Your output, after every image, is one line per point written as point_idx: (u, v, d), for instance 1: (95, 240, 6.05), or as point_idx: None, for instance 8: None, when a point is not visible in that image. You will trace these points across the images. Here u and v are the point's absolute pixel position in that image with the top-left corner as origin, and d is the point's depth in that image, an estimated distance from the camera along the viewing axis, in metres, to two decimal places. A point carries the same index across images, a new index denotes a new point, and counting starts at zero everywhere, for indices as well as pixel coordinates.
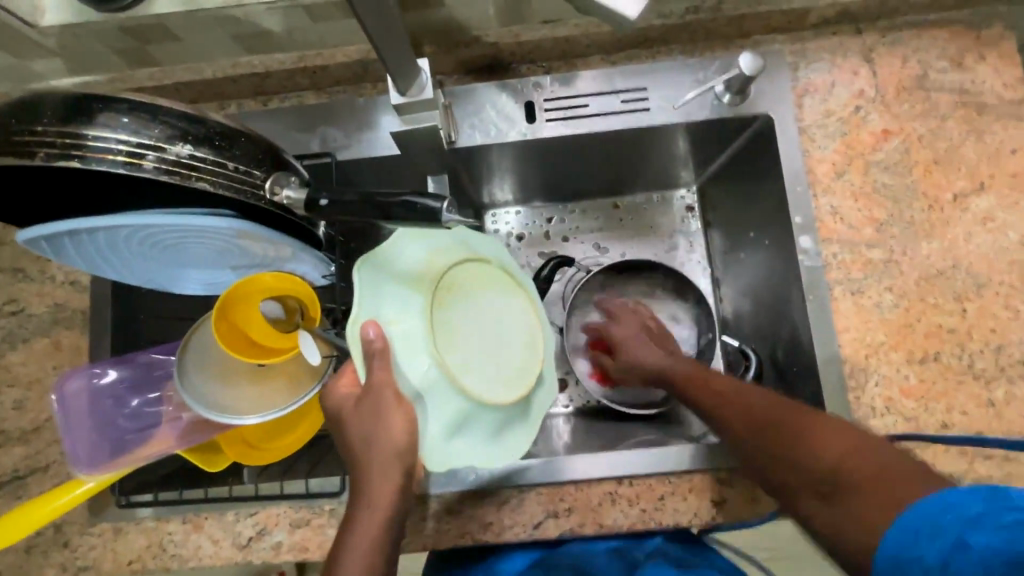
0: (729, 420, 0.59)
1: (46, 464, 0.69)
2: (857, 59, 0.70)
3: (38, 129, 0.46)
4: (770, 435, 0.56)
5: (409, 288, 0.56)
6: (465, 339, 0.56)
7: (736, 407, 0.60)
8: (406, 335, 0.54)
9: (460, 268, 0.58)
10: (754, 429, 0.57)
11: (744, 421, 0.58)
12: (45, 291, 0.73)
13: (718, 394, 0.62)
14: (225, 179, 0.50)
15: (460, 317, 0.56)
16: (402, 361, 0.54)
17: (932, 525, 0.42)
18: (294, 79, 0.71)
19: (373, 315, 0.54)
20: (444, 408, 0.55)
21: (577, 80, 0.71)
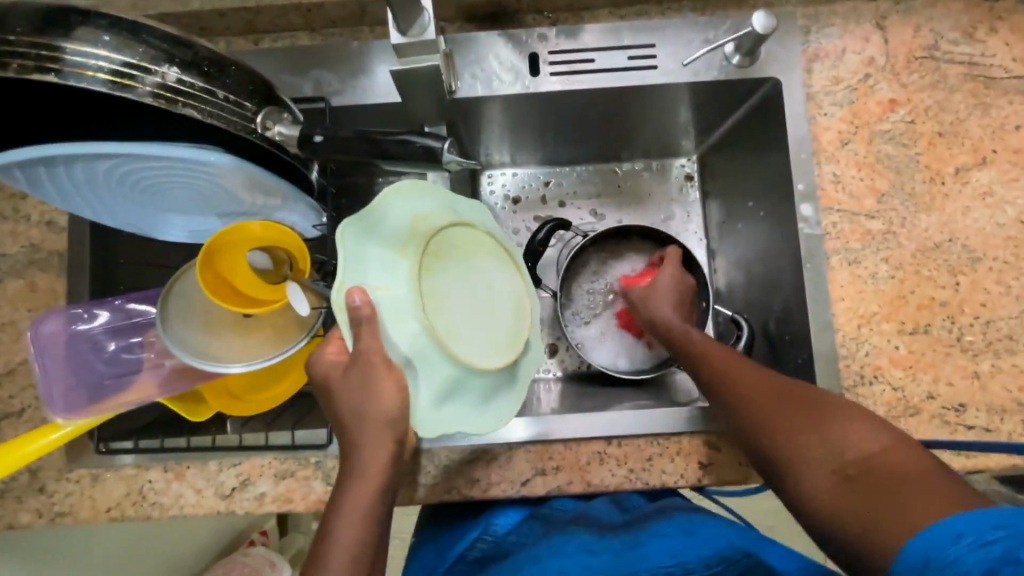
0: (745, 399, 0.55)
1: (20, 410, 0.66)
2: (869, 25, 0.69)
3: (9, 39, 0.42)
4: (793, 410, 0.52)
5: (395, 251, 0.54)
6: (451, 303, 0.54)
7: (755, 379, 0.56)
8: (393, 300, 0.52)
9: (447, 230, 0.56)
10: (775, 401, 0.54)
11: (761, 393, 0.55)
12: (19, 230, 0.69)
13: (735, 365, 0.59)
14: (214, 109, 0.47)
15: (448, 281, 0.55)
16: (389, 326, 0.52)
17: (974, 534, 0.38)
18: (288, 17, 0.68)
19: (358, 281, 0.52)
20: (434, 375, 0.54)
21: (583, 33, 0.69)
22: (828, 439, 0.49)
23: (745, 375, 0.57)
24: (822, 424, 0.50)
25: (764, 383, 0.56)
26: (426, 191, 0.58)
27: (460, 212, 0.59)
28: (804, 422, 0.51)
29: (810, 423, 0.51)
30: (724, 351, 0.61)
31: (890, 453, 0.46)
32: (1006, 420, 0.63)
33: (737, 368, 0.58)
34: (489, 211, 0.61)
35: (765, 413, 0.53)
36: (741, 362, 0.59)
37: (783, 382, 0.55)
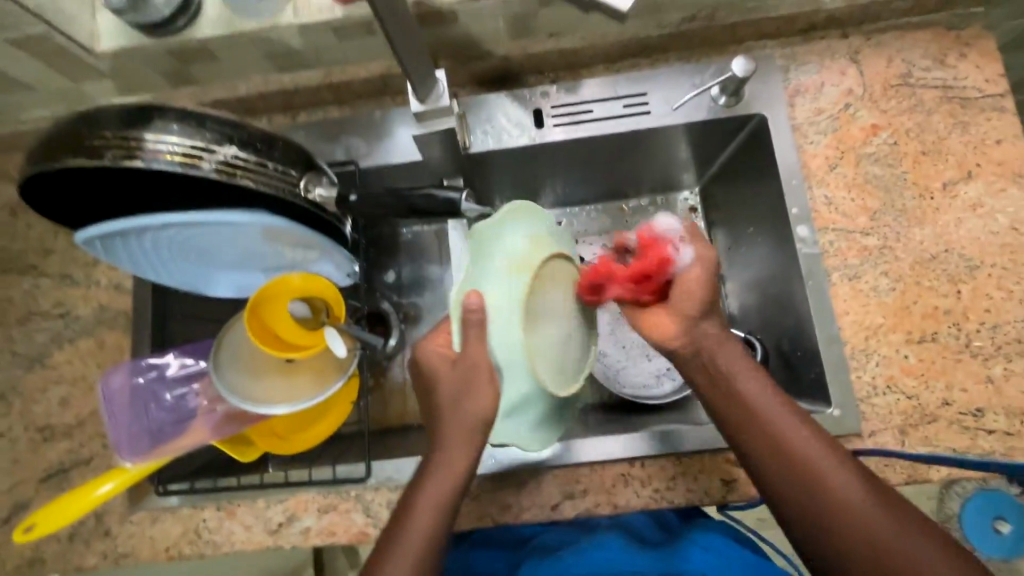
0: (829, 507, 0.52)
1: (89, 457, 0.73)
2: (844, 60, 0.75)
3: (104, 134, 0.51)
4: (857, 496, 0.52)
5: (514, 267, 0.57)
6: (549, 328, 0.58)
7: (834, 484, 0.52)
8: (502, 309, 0.56)
9: (558, 262, 0.60)
10: (842, 483, 0.53)
11: (832, 473, 0.53)
12: (90, 294, 0.78)
13: (802, 437, 0.54)
14: (266, 178, 0.56)
15: (552, 309, 0.58)
16: (494, 331, 0.55)
17: None
18: (320, 94, 0.77)
19: (475, 286, 0.57)
20: (514, 388, 0.58)
21: (581, 88, 0.77)
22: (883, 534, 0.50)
23: (814, 452, 0.54)
24: (880, 516, 0.51)
25: (833, 462, 0.53)
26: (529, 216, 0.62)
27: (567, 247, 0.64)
28: (866, 512, 0.51)
29: (872, 513, 0.51)
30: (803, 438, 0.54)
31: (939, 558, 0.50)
32: None
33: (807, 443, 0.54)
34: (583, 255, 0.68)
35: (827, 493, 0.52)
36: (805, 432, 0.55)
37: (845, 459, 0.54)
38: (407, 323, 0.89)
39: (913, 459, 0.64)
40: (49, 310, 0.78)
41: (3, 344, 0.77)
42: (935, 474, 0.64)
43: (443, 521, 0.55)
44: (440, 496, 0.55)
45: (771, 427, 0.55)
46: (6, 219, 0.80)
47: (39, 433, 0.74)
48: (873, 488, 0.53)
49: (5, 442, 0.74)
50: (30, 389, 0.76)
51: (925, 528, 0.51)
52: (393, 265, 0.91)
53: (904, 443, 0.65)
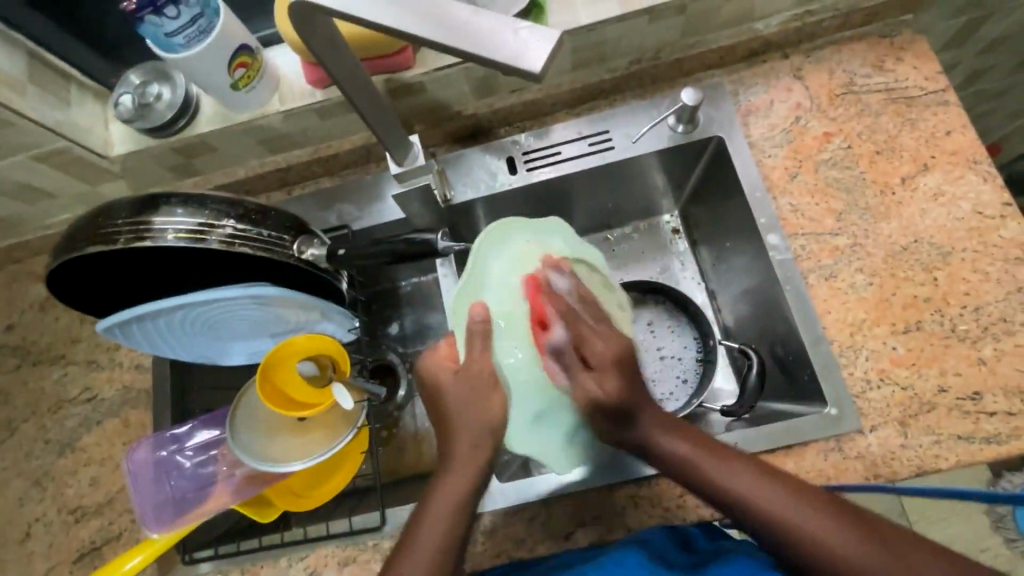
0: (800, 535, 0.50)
1: (118, 533, 0.76)
2: (788, 78, 0.80)
3: (118, 223, 0.58)
4: (842, 541, 0.49)
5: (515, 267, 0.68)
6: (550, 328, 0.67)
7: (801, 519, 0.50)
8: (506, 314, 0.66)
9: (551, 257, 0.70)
10: (838, 536, 0.49)
11: (794, 511, 0.50)
12: (114, 376, 0.84)
13: (752, 482, 0.52)
14: (262, 245, 0.61)
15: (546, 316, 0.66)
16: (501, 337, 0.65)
17: None
18: (311, 168, 0.84)
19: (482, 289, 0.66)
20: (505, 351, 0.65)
21: (550, 132, 0.83)
22: (858, 567, 0.48)
23: (769, 495, 0.51)
24: (852, 547, 0.48)
25: (793, 500, 0.51)
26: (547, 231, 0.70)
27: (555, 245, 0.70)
28: (835, 544, 0.49)
29: (842, 545, 0.48)
30: (752, 480, 0.52)
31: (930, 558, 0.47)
32: None
33: (764, 489, 0.52)
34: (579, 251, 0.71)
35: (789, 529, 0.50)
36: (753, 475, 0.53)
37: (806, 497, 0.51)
38: (414, 372, 0.92)
39: (919, 449, 0.64)
40: (77, 395, 0.83)
41: (37, 432, 0.82)
42: (945, 463, 0.64)
43: (450, 541, 0.53)
44: (454, 496, 0.54)
45: (718, 480, 0.53)
46: (37, 315, 0.87)
47: (72, 515, 0.78)
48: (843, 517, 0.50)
49: (40, 527, 0.78)
50: (62, 473, 0.80)
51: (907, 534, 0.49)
52: (396, 318, 0.96)
53: (908, 435, 0.65)
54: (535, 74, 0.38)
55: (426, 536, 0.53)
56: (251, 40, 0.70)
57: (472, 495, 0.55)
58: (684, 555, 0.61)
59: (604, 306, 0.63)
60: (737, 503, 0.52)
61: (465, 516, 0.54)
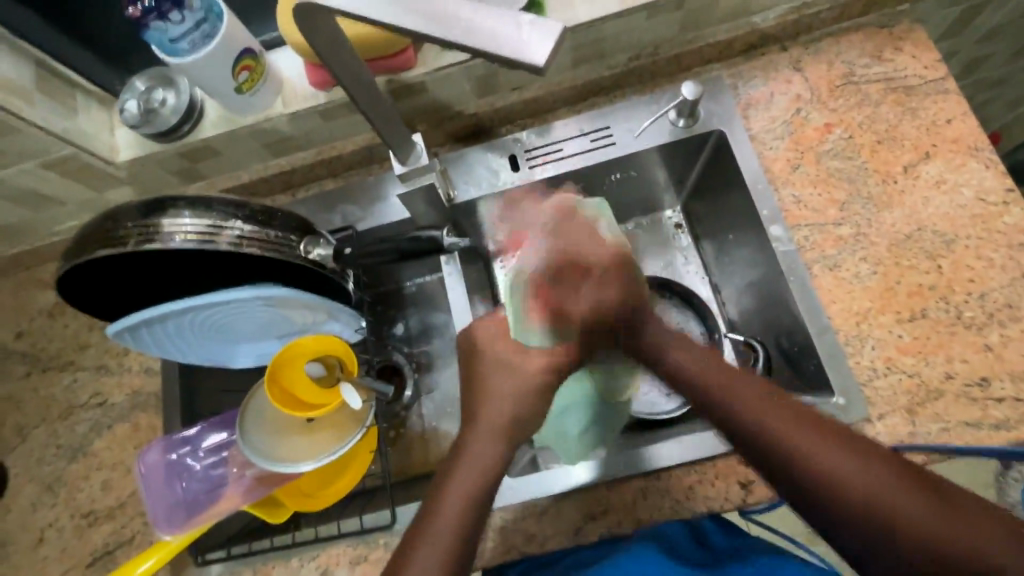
0: (787, 432, 0.55)
1: (131, 536, 0.77)
2: (787, 70, 0.80)
3: (126, 226, 0.59)
4: (827, 450, 0.53)
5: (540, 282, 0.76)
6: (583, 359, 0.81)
7: (792, 425, 0.55)
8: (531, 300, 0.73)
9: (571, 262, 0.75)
10: (823, 446, 0.53)
11: (850, 468, 0.51)
12: (124, 381, 0.84)
13: (810, 436, 0.54)
14: (269, 245, 0.62)
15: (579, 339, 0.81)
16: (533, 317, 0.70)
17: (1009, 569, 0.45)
18: (315, 170, 0.85)
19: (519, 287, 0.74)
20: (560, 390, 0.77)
21: (551, 130, 0.83)
22: (835, 474, 0.52)
23: (803, 433, 0.54)
24: (905, 499, 0.49)
25: (848, 455, 0.52)
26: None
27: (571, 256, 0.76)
28: (890, 496, 0.50)
29: (874, 483, 0.50)
30: (755, 391, 0.59)
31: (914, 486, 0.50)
32: None
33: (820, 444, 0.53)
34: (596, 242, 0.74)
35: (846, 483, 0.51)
36: (808, 429, 0.54)
37: (866, 452, 0.52)
38: (421, 372, 0.93)
39: (928, 436, 0.64)
40: (87, 401, 0.84)
41: (48, 438, 0.83)
42: (954, 449, 0.64)
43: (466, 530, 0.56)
44: (468, 496, 0.57)
45: (774, 433, 0.55)
46: (46, 322, 0.88)
47: (84, 519, 0.78)
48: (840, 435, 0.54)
49: (53, 532, 0.78)
50: (74, 478, 0.80)
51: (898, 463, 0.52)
52: (401, 318, 0.96)
53: (916, 422, 0.65)
54: (539, 67, 0.38)
55: (439, 531, 0.56)
56: (254, 44, 0.71)
57: (484, 498, 0.58)
58: (703, 550, 0.64)
59: (607, 280, 0.71)
60: (786, 457, 0.54)
61: (474, 518, 0.57)
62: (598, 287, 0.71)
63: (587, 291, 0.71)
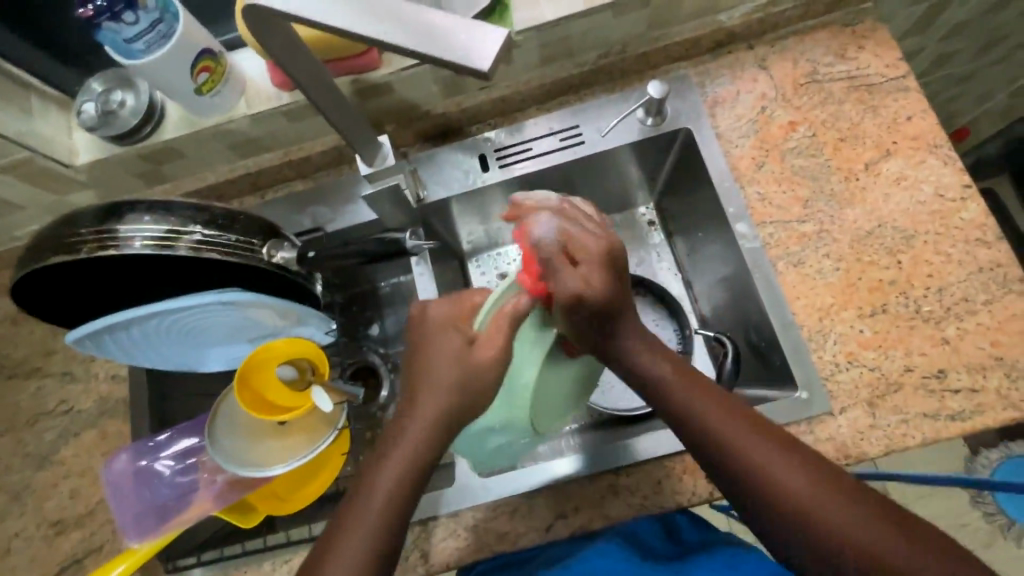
0: (757, 462, 0.52)
1: (100, 544, 0.76)
2: (753, 68, 0.81)
3: (81, 232, 0.58)
4: (797, 479, 0.50)
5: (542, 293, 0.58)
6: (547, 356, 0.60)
7: (765, 456, 0.52)
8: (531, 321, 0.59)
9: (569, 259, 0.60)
10: (791, 477, 0.51)
11: (823, 504, 0.49)
12: (90, 387, 0.83)
13: (778, 462, 0.51)
14: (230, 249, 0.61)
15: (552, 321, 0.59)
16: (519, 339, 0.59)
17: None
18: (283, 171, 0.84)
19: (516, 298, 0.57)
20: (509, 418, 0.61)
21: (522, 129, 0.83)
22: (800, 505, 0.50)
23: (774, 462, 0.51)
24: (867, 535, 0.48)
25: (826, 490, 0.50)
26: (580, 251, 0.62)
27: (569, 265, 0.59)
28: (852, 531, 0.48)
29: (837, 517, 0.49)
30: (729, 414, 0.54)
31: (875, 521, 0.48)
32: (988, 376, 0.66)
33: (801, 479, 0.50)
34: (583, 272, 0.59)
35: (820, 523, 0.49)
36: (789, 461, 0.51)
37: (843, 486, 0.50)
38: (397, 372, 0.92)
39: (888, 428, 0.66)
40: (53, 408, 0.82)
41: (14, 447, 0.81)
42: (912, 441, 0.65)
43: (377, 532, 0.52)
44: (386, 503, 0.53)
45: (752, 465, 0.52)
46: (10, 329, 0.86)
47: (52, 528, 0.77)
48: (808, 468, 0.51)
49: (20, 542, 0.77)
50: (41, 487, 0.79)
51: (863, 495, 0.50)
52: (377, 318, 0.96)
53: (876, 414, 0.67)
54: (483, 72, 0.38)
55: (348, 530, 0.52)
56: (214, 44, 0.70)
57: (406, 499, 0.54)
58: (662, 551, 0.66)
59: (597, 276, 0.59)
60: (767, 495, 0.51)
61: (401, 521, 0.54)
62: (574, 274, 0.55)
63: (571, 273, 0.55)
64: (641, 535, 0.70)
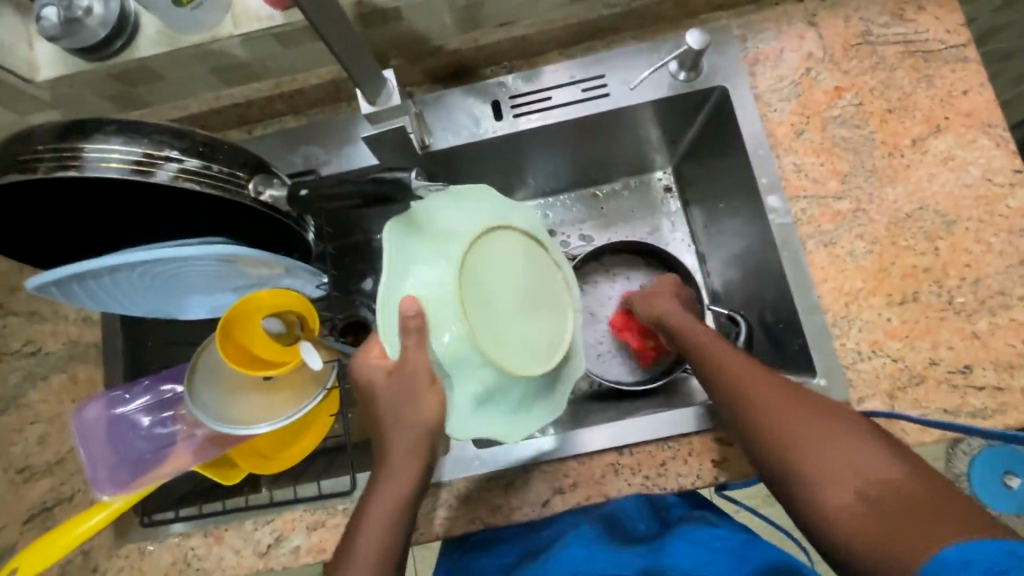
0: (745, 377, 0.57)
1: (71, 494, 0.72)
2: (802, 24, 0.73)
3: (40, 148, 0.51)
4: (779, 393, 0.55)
5: (439, 259, 0.54)
6: (490, 317, 0.53)
7: (750, 373, 0.57)
8: (435, 299, 0.53)
9: (465, 211, 0.58)
10: (774, 390, 0.56)
11: (799, 413, 0.53)
12: (58, 329, 0.77)
13: (762, 378, 0.57)
14: (212, 182, 0.54)
15: (470, 282, 0.53)
16: (432, 325, 0.53)
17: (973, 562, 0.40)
18: (274, 104, 0.75)
19: (405, 284, 0.54)
20: (471, 381, 0.54)
21: (539, 76, 0.75)
22: (774, 414, 0.54)
23: (761, 378, 0.57)
24: (837, 440, 0.51)
25: (812, 410, 0.53)
26: (477, 201, 0.59)
27: (467, 218, 0.57)
28: (826, 436, 0.51)
29: (811, 424, 0.52)
30: (730, 349, 0.61)
31: (851, 431, 0.51)
32: (1016, 375, 0.63)
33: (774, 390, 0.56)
34: (479, 213, 0.58)
35: (791, 425, 0.53)
36: (775, 381, 0.56)
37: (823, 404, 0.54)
38: None
39: (907, 422, 0.63)
40: (18, 348, 0.77)
41: None
42: (930, 437, 0.63)
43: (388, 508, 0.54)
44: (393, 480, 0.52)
45: (738, 378, 0.57)
46: None
47: None
48: (792, 386, 0.56)
49: None
50: None
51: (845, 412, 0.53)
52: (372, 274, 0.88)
53: (896, 407, 0.63)
54: None
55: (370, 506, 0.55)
56: None
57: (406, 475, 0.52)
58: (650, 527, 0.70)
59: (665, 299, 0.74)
60: (754, 407, 0.55)
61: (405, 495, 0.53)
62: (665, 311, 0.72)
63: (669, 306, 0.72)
64: (621, 517, 0.72)
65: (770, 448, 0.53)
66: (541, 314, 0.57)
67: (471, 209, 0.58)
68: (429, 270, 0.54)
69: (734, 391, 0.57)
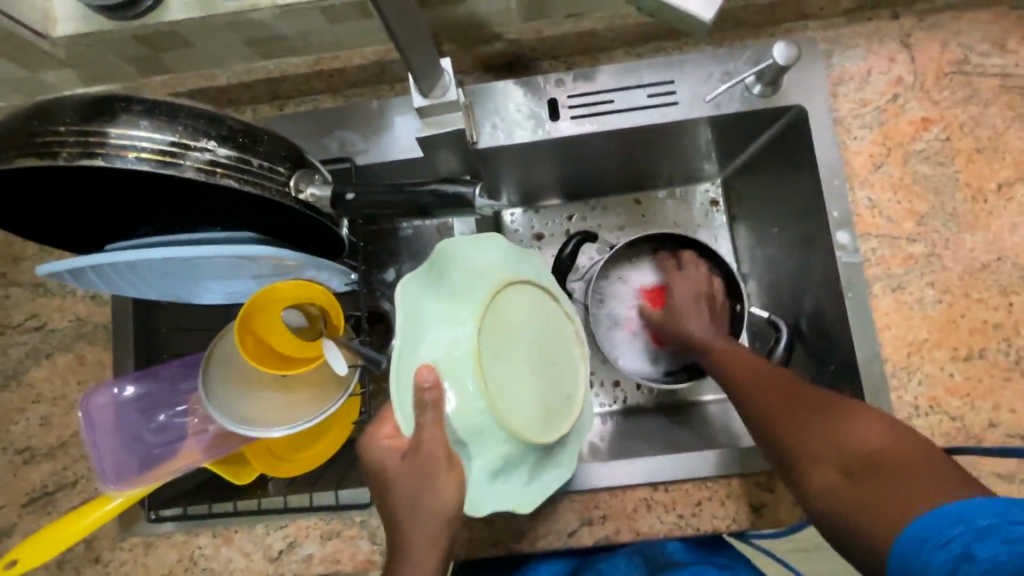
0: (762, 394, 0.60)
1: (74, 480, 0.69)
2: (894, 44, 0.67)
3: (59, 129, 0.45)
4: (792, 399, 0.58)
5: (455, 312, 0.53)
6: (507, 377, 0.52)
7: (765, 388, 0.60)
8: (452, 359, 0.51)
9: (487, 256, 0.56)
10: (789, 398, 0.58)
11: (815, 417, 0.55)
12: (66, 305, 0.72)
13: (777, 390, 0.59)
14: (251, 177, 0.49)
15: (489, 340, 0.52)
16: (449, 386, 0.50)
17: (935, 536, 0.43)
18: (311, 82, 0.69)
19: (418, 340, 0.52)
20: (490, 450, 0.52)
21: (598, 75, 0.69)
22: (792, 424, 0.56)
23: (773, 389, 0.60)
24: (856, 434, 0.52)
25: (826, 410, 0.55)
26: (494, 247, 0.57)
27: (487, 264, 0.56)
28: (843, 432, 0.53)
29: (828, 428, 0.54)
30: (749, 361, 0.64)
31: (863, 425, 0.53)
32: None
33: (778, 396, 0.58)
34: (498, 259, 0.56)
35: (794, 428, 0.56)
36: (787, 389, 0.59)
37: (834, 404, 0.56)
38: None
39: None
40: (21, 322, 0.72)
41: None
42: None
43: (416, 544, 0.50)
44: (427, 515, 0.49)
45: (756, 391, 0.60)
46: None
47: (19, 456, 0.69)
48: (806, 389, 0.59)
49: None
50: (6, 409, 0.70)
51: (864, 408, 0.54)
52: (393, 263, 0.82)
53: None
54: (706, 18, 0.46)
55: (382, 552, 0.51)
56: None
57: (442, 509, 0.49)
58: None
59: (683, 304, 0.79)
60: (771, 419, 0.58)
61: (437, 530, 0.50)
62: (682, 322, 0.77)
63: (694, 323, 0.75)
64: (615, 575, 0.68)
65: (796, 455, 0.55)
66: (560, 369, 0.56)
67: (491, 256, 0.56)
68: (447, 327, 0.52)
69: (755, 408, 0.59)
